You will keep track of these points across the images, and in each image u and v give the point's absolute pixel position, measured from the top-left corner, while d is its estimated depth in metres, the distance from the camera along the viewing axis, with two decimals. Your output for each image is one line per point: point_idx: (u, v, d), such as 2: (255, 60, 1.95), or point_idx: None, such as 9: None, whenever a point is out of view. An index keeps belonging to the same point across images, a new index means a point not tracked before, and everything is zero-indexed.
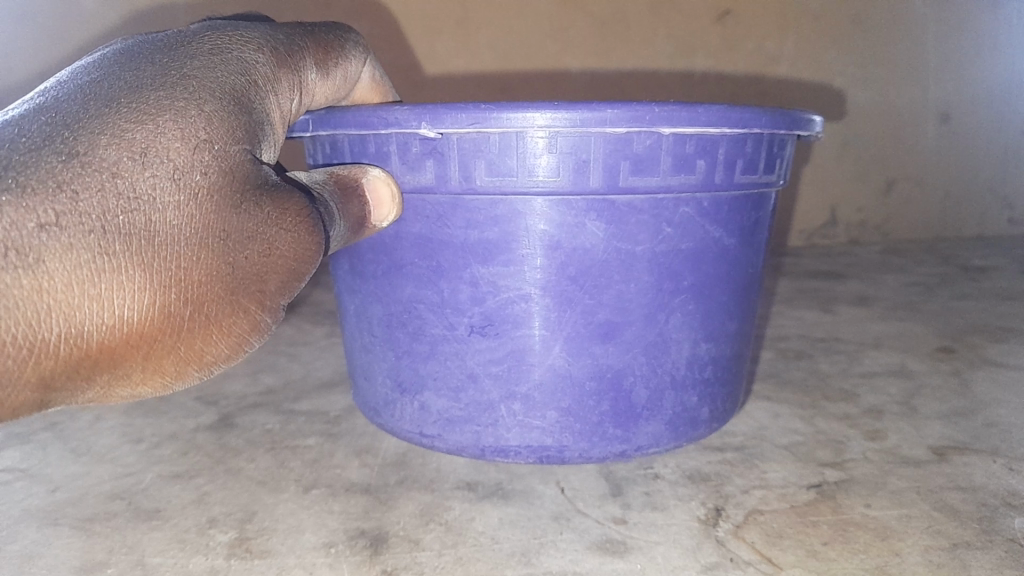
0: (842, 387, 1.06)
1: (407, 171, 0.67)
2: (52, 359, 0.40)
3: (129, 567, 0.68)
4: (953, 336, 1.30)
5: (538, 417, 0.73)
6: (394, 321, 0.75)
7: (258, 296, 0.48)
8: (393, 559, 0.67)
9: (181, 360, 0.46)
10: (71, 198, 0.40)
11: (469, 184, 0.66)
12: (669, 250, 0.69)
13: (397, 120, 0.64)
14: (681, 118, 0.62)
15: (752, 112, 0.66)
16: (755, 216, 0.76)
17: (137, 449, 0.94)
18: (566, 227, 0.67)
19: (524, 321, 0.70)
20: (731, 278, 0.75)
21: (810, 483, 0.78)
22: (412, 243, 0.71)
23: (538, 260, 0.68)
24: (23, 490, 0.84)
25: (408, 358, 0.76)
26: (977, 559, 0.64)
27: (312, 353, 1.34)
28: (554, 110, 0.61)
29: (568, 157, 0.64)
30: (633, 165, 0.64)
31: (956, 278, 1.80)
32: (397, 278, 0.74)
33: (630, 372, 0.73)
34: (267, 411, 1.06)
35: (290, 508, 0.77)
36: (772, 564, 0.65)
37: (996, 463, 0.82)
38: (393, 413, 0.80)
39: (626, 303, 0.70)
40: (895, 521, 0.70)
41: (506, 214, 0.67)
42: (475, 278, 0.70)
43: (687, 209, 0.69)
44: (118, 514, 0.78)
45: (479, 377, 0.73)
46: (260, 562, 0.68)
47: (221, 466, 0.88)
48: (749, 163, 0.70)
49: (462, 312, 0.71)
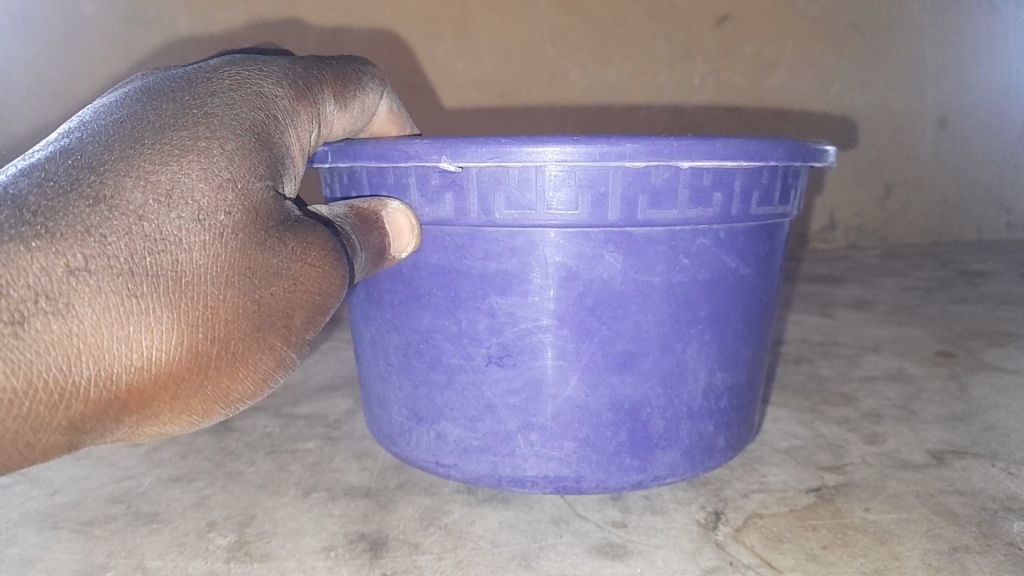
0: (841, 391, 1.06)
1: (425, 204, 0.67)
2: (82, 402, 0.40)
3: (129, 569, 0.68)
4: (952, 340, 1.30)
5: (556, 447, 0.71)
6: (409, 351, 0.74)
7: (284, 332, 0.48)
8: (393, 562, 0.67)
9: (208, 398, 0.46)
10: (99, 241, 0.41)
11: (488, 217, 0.65)
12: (685, 281, 0.68)
13: (416, 153, 0.64)
14: (699, 152, 0.62)
15: (769, 145, 0.65)
16: (770, 245, 0.74)
17: (137, 452, 0.94)
18: (584, 259, 0.66)
19: (541, 355, 0.69)
20: (746, 305, 0.74)
21: (809, 487, 0.78)
22: (431, 275, 0.70)
23: (555, 291, 0.67)
24: (22, 493, 0.84)
25: (425, 388, 0.74)
26: (977, 563, 0.64)
27: (312, 357, 1.34)
28: (573, 144, 0.60)
29: (584, 188, 0.63)
30: (650, 198, 0.64)
31: (955, 282, 1.80)
32: (414, 308, 0.72)
33: (646, 403, 0.71)
34: (267, 415, 1.06)
35: (290, 511, 0.78)
36: (772, 566, 0.65)
37: (996, 467, 0.82)
38: (409, 442, 0.78)
39: (643, 333, 0.69)
40: (894, 525, 0.70)
41: (525, 245, 0.66)
42: (493, 308, 0.69)
43: (704, 240, 0.68)
44: (117, 518, 0.78)
45: (496, 407, 0.71)
46: (260, 565, 0.68)
47: (221, 469, 0.88)
48: (766, 193, 0.69)
49: (479, 342, 0.70)
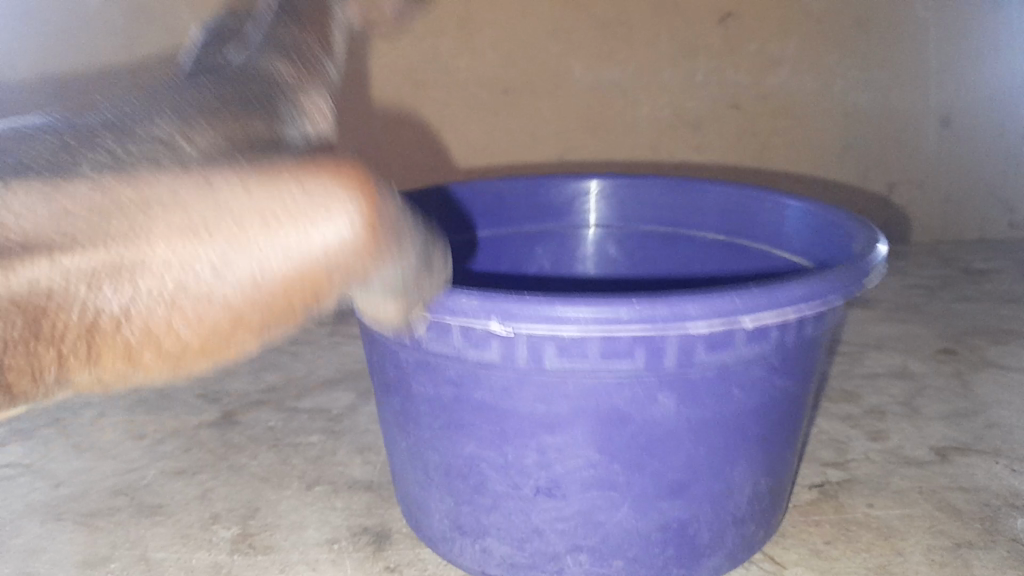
0: (844, 388, 1.06)
1: (467, 346, 0.58)
2: (146, 341, 0.52)
3: (132, 562, 0.69)
4: (956, 338, 1.30)
5: (605, 565, 0.63)
6: (449, 473, 0.64)
7: (314, 293, 0.53)
8: (397, 555, 0.69)
9: (244, 340, 0.54)
10: (147, 223, 0.47)
11: (538, 365, 0.57)
12: (737, 410, 0.60)
13: (460, 311, 0.56)
14: (762, 304, 0.54)
15: (830, 281, 0.56)
16: (817, 356, 0.65)
17: (139, 445, 0.94)
18: (635, 400, 0.58)
19: (584, 486, 0.60)
20: (794, 419, 0.65)
21: (812, 482, 0.78)
22: (474, 404, 0.61)
23: (598, 431, 0.59)
24: (26, 485, 0.84)
25: (467, 506, 0.65)
26: (980, 559, 0.65)
27: (314, 351, 1.33)
28: (628, 310, 0.52)
29: (639, 343, 0.54)
30: (708, 344, 0.55)
31: (958, 281, 1.80)
32: (453, 434, 0.63)
33: (696, 520, 0.63)
34: (270, 408, 1.06)
35: (293, 504, 0.78)
36: (775, 562, 0.66)
37: (999, 464, 0.82)
38: (441, 548, 0.69)
39: (696, 464, 0.60)
40: (897, 521, 0.70)
41: (576, 389, 0.58)
42: (541, 445, 0.60)
43: (759, 370, 0.59)
44: (121, 510, 0.78)
45: (544, 531, 0.62)
46: (264, 557, 0.69)
47: (224, 462, 0.89)
48: (819, 316, 0.60)
49: (527, 475, 0.61)
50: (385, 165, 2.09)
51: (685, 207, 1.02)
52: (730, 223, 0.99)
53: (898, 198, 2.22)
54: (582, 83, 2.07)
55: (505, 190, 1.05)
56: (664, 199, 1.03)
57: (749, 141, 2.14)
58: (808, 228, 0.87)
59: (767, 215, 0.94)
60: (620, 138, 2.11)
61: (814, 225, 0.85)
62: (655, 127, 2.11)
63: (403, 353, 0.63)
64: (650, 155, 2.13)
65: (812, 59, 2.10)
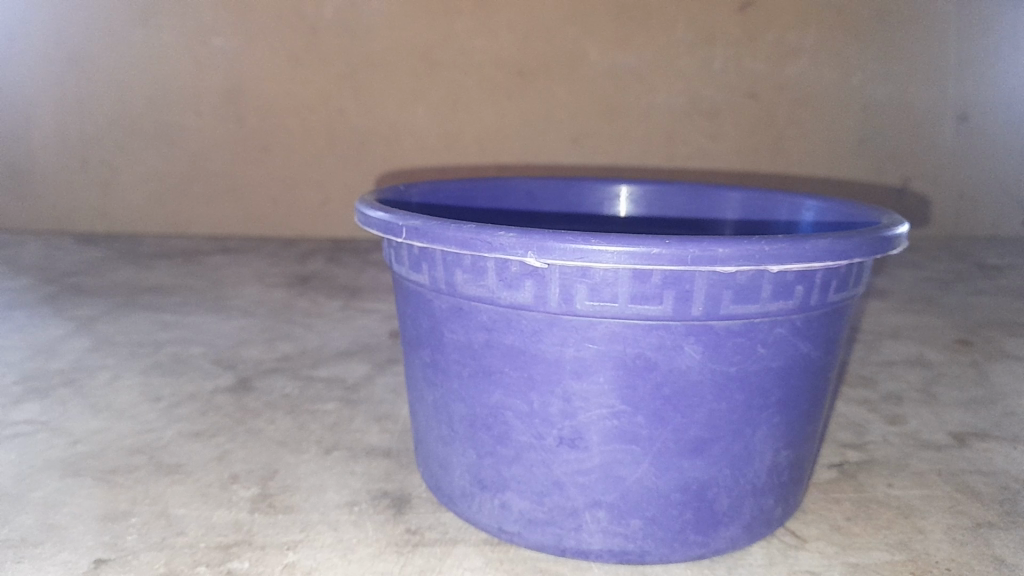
0: (861, 373, 1.06)
1: (501, 289, 0.55)
2: None
3: (153, 516, 0.69)
4: (970, 330, 1.30)
5: (622, 523, 0.59)
6: (474, 424, 0.61)
7: None
8: (417, 519, 0.68)
9: None
10: None
11: (569, 307, 0.53)
12: (763, 370, 0.56)
13: (496, 245, 0.51)
14: (792, 256, 0.50)
15: (856, 240, 0.52)
16: (842, 326, 0.62)
17: (156, 407, 0.94)
18: (659, 348, 0.54)
19: (604, 439, 0.57)
20: (816, 388, 0.61)
21: (831, 462, 0.78)
22: (502, 350, 0.57)
23: (622, 380, 0.55)
24: (44, 441, 0.84)
25: (490, 459, 0.61)
26: (1001, 538, 0.65)
27: (327, 323, 1.33)
28: (662, 248, 0.49)
29: (667, 285, 0.51)
30: (736, 294, 0.52)
31: (972, 275, 1.80)
32: (480, 382, 0.59)
33: (714, 483, 0.59)
34: (286, 376, 1.06)
35: (312, 467, 0.78)
36: (797, 536, 0.65)
37: (1017, 449, 0.82)
38: (468, 506, 0.66)
39: (716, 420, 0.56)
40: (917, 500, 0.70)
41: (604, 335, 0.54)
42: (568, 393, 0.56)
43: (782, 330, 0.55)
44: (140, 467, 0.78)
45: (565, 485, 0.59)
46: (284, 516, 0.69)
47: (241, 426, 0.89)
48: (846, 279, 0.56)
49: (550, 425, 0.58)
50: (399, 143, 2.09)
51: (703, 203, 0.92)
52: (749, 217, 0.89)
53: (910, 193, 2.23)
54: (598, 67, 2.06)
55: (533, 185, 0.94)
56: (678, 198, 0.93)
57: (764, 132, 2.13)
58: (830, 228, 0.78)
59: (785, 211, 0.84)
60: (635, 124, 2.10)
61: (837, 219, 0.75)
62: (670, 114, 2.10)
63: (437, 299, 0.60)
64: (664, 138, 2.12)
65: (829, 51, 2.08)
